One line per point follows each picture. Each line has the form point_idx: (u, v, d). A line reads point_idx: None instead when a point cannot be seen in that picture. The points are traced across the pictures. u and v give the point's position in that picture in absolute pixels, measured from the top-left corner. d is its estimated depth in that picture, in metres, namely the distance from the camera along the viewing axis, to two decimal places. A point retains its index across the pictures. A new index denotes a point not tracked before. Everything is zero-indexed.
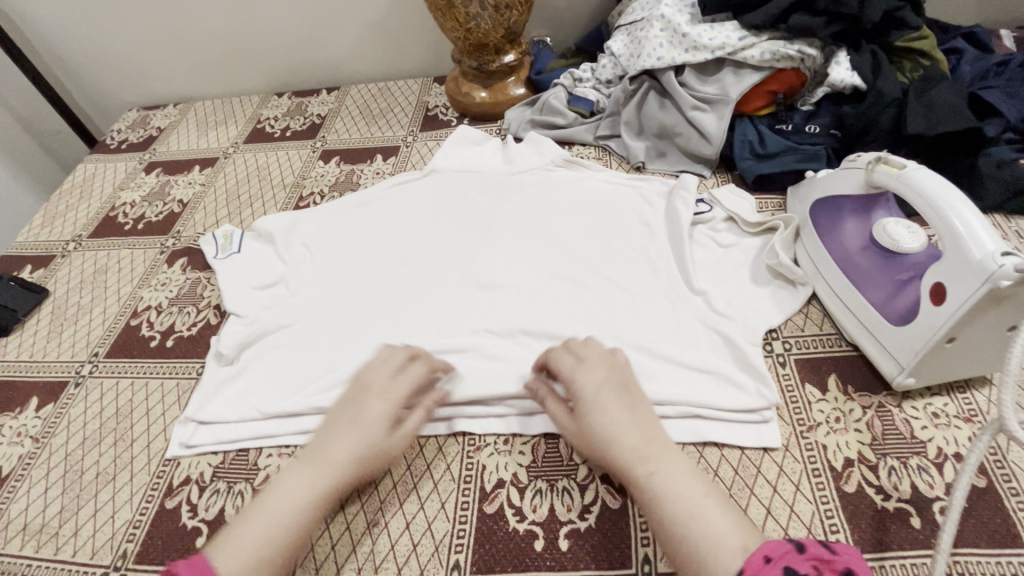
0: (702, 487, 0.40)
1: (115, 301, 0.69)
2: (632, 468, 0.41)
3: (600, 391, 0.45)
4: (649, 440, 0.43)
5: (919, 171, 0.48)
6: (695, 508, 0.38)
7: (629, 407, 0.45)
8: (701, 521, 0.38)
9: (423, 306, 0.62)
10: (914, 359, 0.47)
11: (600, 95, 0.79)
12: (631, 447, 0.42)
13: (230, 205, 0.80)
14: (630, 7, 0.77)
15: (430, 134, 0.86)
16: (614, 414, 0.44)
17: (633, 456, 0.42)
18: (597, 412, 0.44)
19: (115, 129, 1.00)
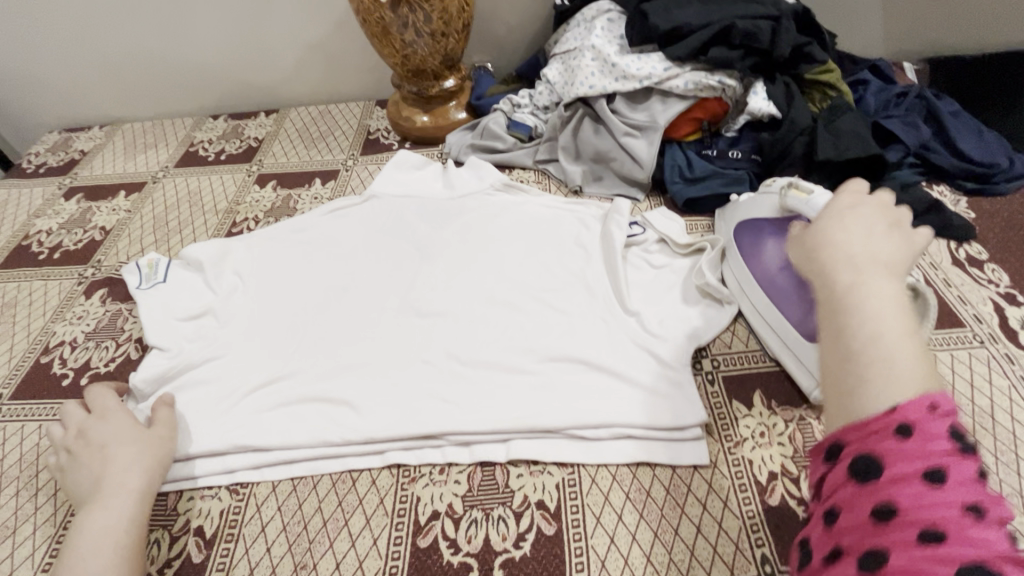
0: (910, 341, 0.30)
1: (24, 336, 0.64)
2: (835, 276, 0.34)
3: (862, 221, 0.37)
4: (865, 270, 0.33)
5: (825, 195, 0.53)
6: (868, 317, 0.31)
7: (877, 238, 0.35)
8: (872, 333, 0.30)
9: (358, 335, 0.60)
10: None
11: (538, 121, 0.81)
12: (847, 252, 0.34)
13: (157, 232, 0.77)
14: (565, 36, 0.79)
15: (370, 157, 0.86)
16: (846, 235, 0.36)
17: (840, 264, 0.34)
18: (841, 245, 0.35)
19: (33, 152, 0.95)
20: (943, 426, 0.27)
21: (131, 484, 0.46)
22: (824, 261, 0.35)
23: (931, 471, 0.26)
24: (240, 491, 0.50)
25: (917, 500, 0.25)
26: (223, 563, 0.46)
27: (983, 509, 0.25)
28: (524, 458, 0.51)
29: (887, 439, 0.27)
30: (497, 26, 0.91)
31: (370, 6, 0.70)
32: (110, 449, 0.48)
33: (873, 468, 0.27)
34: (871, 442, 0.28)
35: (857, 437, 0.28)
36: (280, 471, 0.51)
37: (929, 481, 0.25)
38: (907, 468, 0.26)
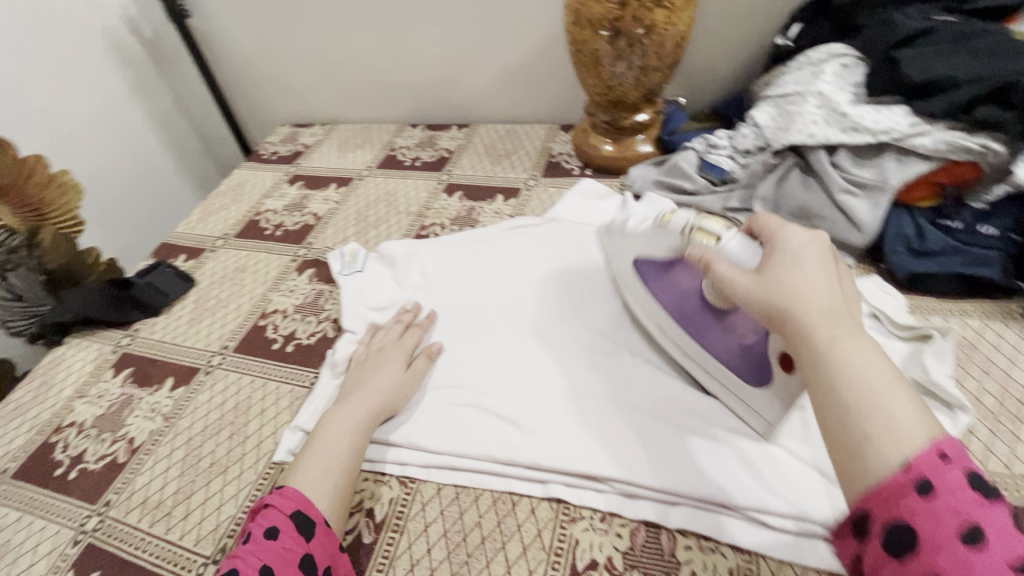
0: (916, 399, 0.32)
1: (248, 299, 0.75)
2: (808, 335, 0.37)
3: (807, 257, 0.41)
4: (851, 323, 0.37)
5: (734, 240, 0.47)
6: (884, 375, 0.33)
7: (824, 279, 0.40)
8: (887, 380, 0.33)
9: (508, 355, 0.61)
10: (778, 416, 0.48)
11: (735, 165, 0.75)
12: (806, 298, 0.38)
13: (358, 225, 0.85)
14: (781, 79, 0.74)
15: (551, 180, 0.88)
16: (802, 269, 0.40)
17: (808, 316, 0.37)
18: (791, 281, 0.40)
19: (269, 141, 1.12)
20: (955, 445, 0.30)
21: (370, 409, 0.54)
22: (801, 308, 0.38)
23: (969, 527, 0.27)
24: (408, 485, 0.53)
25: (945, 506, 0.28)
26: (388, 551, 0.48)
27: None
28: (695, 530, 0.47)
29: (918, 500, 0.29)
30: (699, 62, 0.88)
31: (589, 36, 0.71)
32: (382, 372, 0.58)
33: (913, 538, 0.28)
34: (904, 509, 0.29)
35: (885, 505, 0.30)
36: (444, 474, 0.53)
37: (973, 540, 0.27)
38: (946, 522, 0.27)
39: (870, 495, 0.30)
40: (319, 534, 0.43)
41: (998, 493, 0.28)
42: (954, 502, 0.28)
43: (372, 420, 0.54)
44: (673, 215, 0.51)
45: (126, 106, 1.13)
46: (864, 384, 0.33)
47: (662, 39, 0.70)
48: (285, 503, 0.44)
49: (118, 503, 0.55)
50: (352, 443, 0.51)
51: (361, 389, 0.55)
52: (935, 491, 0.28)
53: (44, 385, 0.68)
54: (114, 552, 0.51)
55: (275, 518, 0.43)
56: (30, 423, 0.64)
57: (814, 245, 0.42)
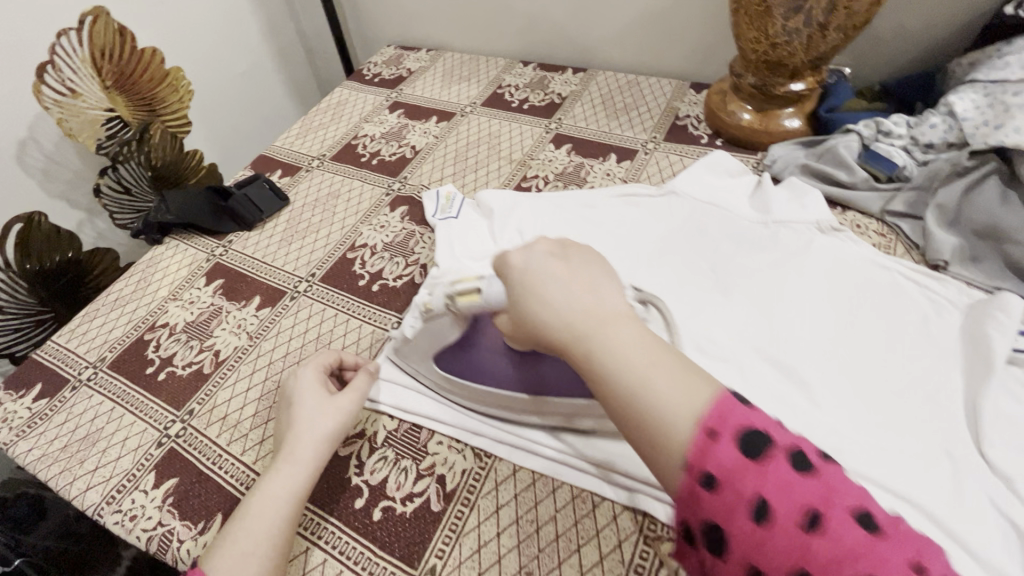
0: (682, 376, 0.31)
1: (339, 229, 0.73)
2: (573, 346, 0.34)
3: (543, 264, 0.38)
4: (612, 315, 0.34)
5: (491, 279, 0.44)
6: (640, 365, 0.32)
7: (588, 273, 0.37)
8: (642, 373, 0.31)
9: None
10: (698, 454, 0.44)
11: (910, 160, 0.63)
12: (553, 313, 0.35)
13: (457, 166, 0.80)
14: (1000, 60, 0.59)
15: (674, 146, 0.77)
16: (551, 281, 0.36)
17: (564, 333, 0.34)
18: (540, 300, 0.36)
19: (373, 61, 1.06)
20: (717, 407, 0.29)
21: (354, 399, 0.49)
22: (561, 327, 0.35)
23: (759, 507, 0.27)
24: (484, 459, 0.50)
25: (739, 485, 0.27)
26: (455, 525, 0.46)
27: (821, 514, 0.26)
28: None
29: (711, 498, 0.28)
30: (882, 27, 0.73)
31: None
32: (304, 390, 0.50)
33: (726, 540, 0.27)
34: (706, 511, 0.28)
35: (695, 512, 0.28)
36: (522, 458, 0.49)
37: (748, 509, 0.27)
38: (739, 515, 0.27)
39: (678, 501, 0.29)
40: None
41: (766, 445, 0.28)
42: (741, 487, 0.27)
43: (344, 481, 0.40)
44: (431, 300, 0.48)
45: (239, 9, 1.11)
46: (632, 379, 0.31)
47: None
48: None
49: (200, 414, 0.55)
50: (319, 454, 0.47)
51: (292, 448, 0.46)
52: (723, 482, 0.28)
53: (143, 282, 0.69)
54: (193, 462, 0.52)
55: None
56: (128, 317, 0.66)
57: (558, 252, 0.39)
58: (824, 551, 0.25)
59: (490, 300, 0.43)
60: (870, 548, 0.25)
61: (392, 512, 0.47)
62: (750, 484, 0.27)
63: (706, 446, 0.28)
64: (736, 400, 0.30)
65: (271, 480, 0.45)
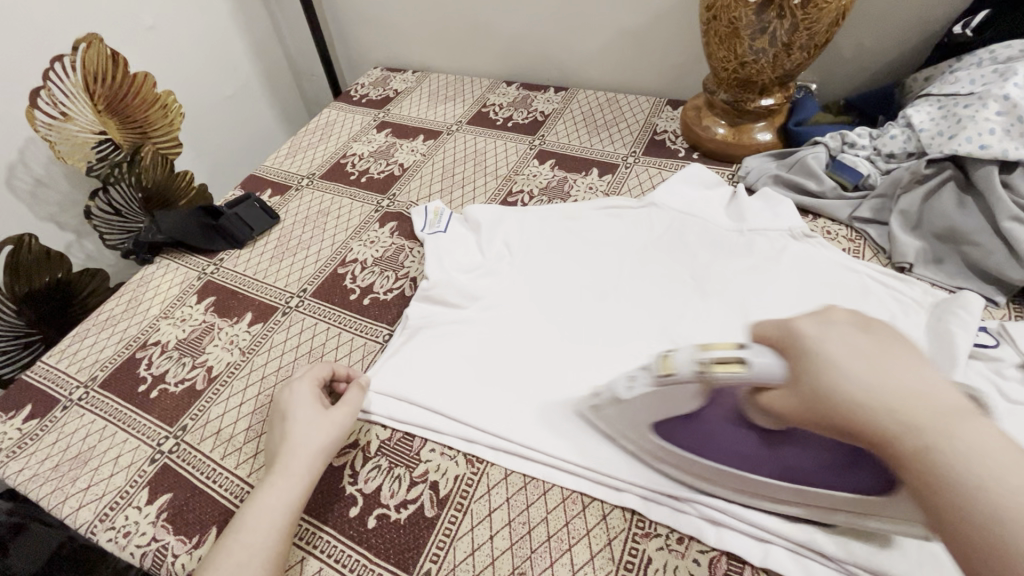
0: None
1: (329, 245, 0.74)
2: (898, 437, 0.29)
3: (846, 338, 0.33)
4: (946, 408, 0.29)
5: (760, 354, 0.35)
6: (989, 448, 0.27)
7: (896, 357, 0.32)
8: (976, 457, 0.27)
9: (570, 347, 0.57)
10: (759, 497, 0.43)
11: (874, 169, 0.67)
12: (922, 404, 0.29)
13: (444, 182, 0.82)
14: (953, 75, 0.63)
15: (653, 160, 0.81)
16: (846, 351, 0.32)
17: (902, 423, 0.29)
18: (837, 372, 0.31)
19: (360, 83, 1.09)
20: None
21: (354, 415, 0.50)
22: (919, 423, 0.29)
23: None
24: (475, 464, 0.51)
25: None
26: (449, 530, 0.47)
27: None
28: (780, 574, 0.42)
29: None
30: (843, 46, 0.77)
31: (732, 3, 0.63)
32: (298, 406, 0.51)
33: None
34: None
35: None
36: (512, 461, 0.51)
37: None
38: None
39: None
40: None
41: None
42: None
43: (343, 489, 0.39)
44: (675, 360, 0.38)
45: (227, 34, 1.13)
46: (980, 473, 0.26)
47: (819, 13, 0.60)
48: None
49: (193, 430, 0.56)
50: (314, 466, 0.47)
51: (287, 460, 0.47)
52: None
53: (134, 301, 0.70)
54: (187, 477, 0.53)
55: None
56: (119, 336, 0.66)
57: (847, 322, 0.35)
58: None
59: (757, 375, 0.34)
60: None
61: (386, 519, 0.48)
62: None
63: None
64: None
65: (266, 493, 0.45)
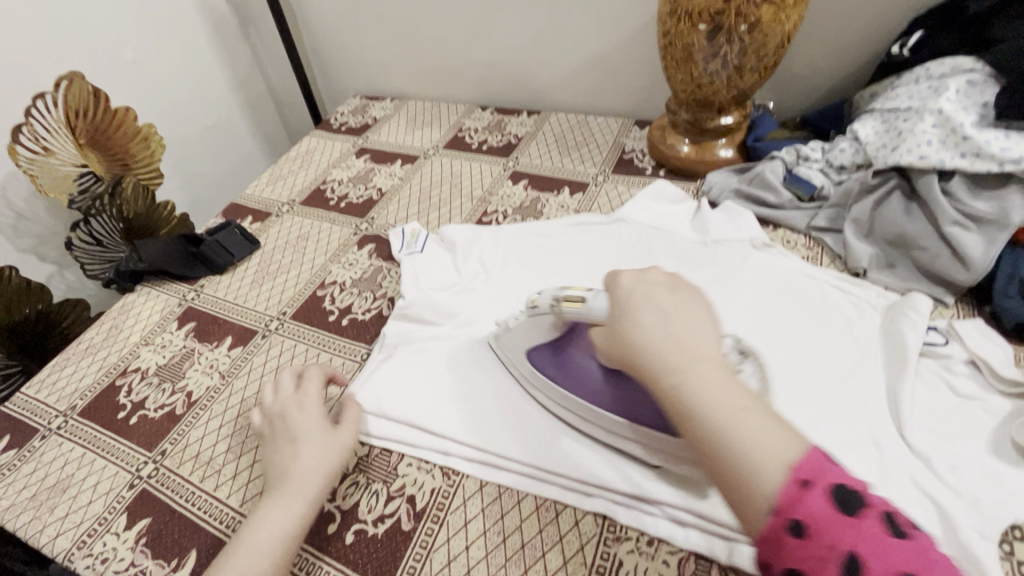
0: (767, 425, 0.33)
1: (308, 268, 0.76)
2: (661, 377, 0.37)
3: (655, 301, 0.41)
4: (705, 359, 0.37)
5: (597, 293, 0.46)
6: (732, 402, 0.34)
7: (686, 313, 0.40)
8: (734, 412, 0.34)
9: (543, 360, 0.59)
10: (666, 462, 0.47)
11: (827, 181, 0.70)
12: (689, 354, 0.37)
13: (421, 204, 0.85)
14: (893, 91, 0.67)
15: (622, 178, 0.84)
16: (652, 313, 0.40)
17: (666, 366, 0.37)
18: (636, 329, 0.39)
19: (340, 111, 1.12)
20: (820, 501, 0.29)
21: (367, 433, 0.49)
22: (667, 368, 0.37)
23: (850, 563, 0.28)
24: (452, 476, 0.52)
25: (839, 546, 0.28)
26: (426, 542, 0.48)
27: None
28: (745, 570, 0.43)
29: (799, 546, 0.29)
30: (795, 67, 0.82)
31: (685, 30, 0.66)
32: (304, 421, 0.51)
33: None
34: (793, 559, 0.29)
35: (781, 555, 0.29)
36: (487, 473, 0.52)
37: (839, 562, 0.28)
38: (830, 564, 0.28)
39: (761, 544, 0.30)
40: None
41: (860, 504, 0.29)
42: (834, 539, 0.28)
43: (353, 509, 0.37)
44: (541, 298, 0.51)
45: (209, 68, 1.16)
46: (723, 420, 0.33)
47: (765, 38, 0.65)
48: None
49: (172, 454, 0.56)
50: (319, 489, 0.47)
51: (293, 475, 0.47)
52: (811, 531, 0.29)
53: (115, 329, 0.71)
54: (166, 501, 0.53)
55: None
56: (98, 364, 0.67)
57: (660, 285, 0.42)
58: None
59: (591, 311, 0.45)
60: None
61: (364, 534, 0.49)
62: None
63: (823, 552, 0.28)
64: (829, 461, 0.32)
65: (273, 510, 0.45)
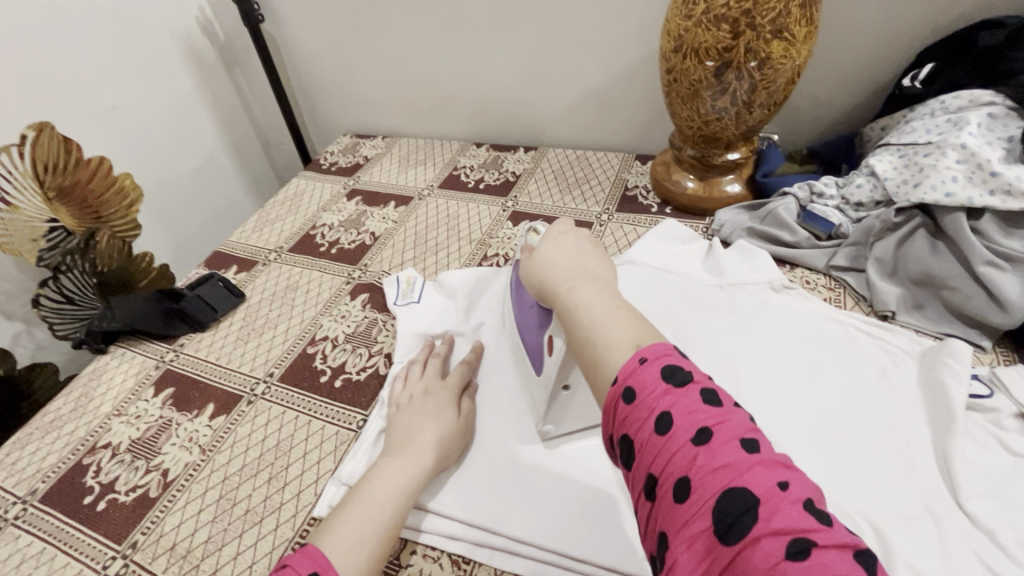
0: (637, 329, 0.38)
1: (297, 323, 0.71)
2: (559, 288, 0.45)
3: (577, 241, 0.50)
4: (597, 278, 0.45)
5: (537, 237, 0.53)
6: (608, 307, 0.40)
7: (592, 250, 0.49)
8: (606, 313, 0.40)
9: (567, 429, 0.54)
10: (544, 408, 0.51)
11: (845, 218, 0.67)
12: (575, 271, 0.46)
13: (417, 249, 0.80)
14: (909, 125, 0.65)
15: (627, 216, 0.80)
16: (568, 250, 0.49)
17: (563, 279, 0.45)
18: (551, 262, 0.47)
19: (329, 150, 1.09)
20: (653, 373, 0.33)
21: (376, 516, 0.44)
22: (562, 279, 0.45)
23: (660, 420, 0.31)
24: (462, 565, 0.47)
25: (675, 418, 0.31)
26: None
27: (710, 432, 0.30)
28: None
29: (627, 410, 0.32)
30: (800, 99, 0.80)
31: (693, 67, 0.64)
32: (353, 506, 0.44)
33: (633, 447, 0.32)
34: (625, 423, 0.32)
35: (617, 423, 0.33)
36: (503, 561, 0.46)
37: (656, 421, 0.31)
38: (647, 421, 0.31)
39: (606, 414, 0.34)
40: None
41: (685, 378, 0.32)
42: (651, 402, 0.32)
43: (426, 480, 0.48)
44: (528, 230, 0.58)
45: (193, 109, 1.12)
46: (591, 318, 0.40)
47: (776, 74, 0.62)
48: (302, 562, 0.38)
49: (145, 547, 0.50)
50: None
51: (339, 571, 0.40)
52: (638, 396, 0.32)
53: (84, 398, 0.65)
54: None
55: None
56: (65, 439, 0.60)
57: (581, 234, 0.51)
58: (706, 460, 0.29)
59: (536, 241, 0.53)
60: (750, 463, 0.28)
61: None
62: (675, 455, 0.30)
63: (641, 412, 0.32)
64: (677, 353, 0.34)
65: None
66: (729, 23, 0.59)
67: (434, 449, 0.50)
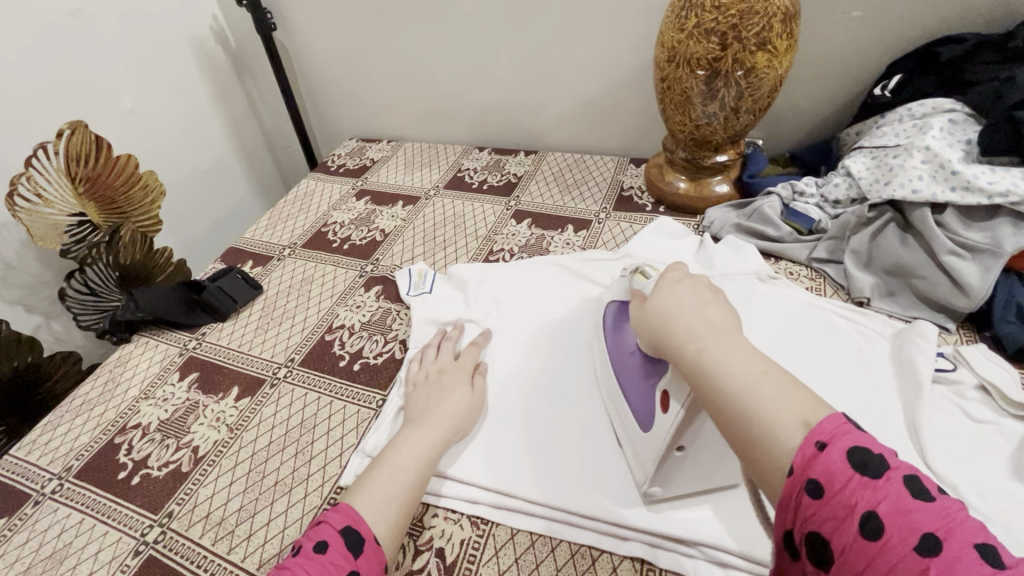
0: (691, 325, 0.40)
1: (315, 313, 0.75)
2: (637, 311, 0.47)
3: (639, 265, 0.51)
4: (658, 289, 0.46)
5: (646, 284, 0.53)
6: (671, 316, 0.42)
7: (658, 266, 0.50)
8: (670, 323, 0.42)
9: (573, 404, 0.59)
10: (653, 470, 0.46)
11: (824, 215, 0.73)
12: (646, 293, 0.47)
13: (426, 245, 0.85)
14: (880, 130, 0.71)
15: (624, 214, 0.86)
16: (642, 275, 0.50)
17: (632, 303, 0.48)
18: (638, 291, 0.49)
19: (336, 154, 1.13)
20: (838, 458, 0.28)
21: (404, 478, 0.48)
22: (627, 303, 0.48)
23: (867, 521, 0.27)
24: (480, 526, 0.51)
25: (883, 517, 0.26)
26: None
27: (938, 540, 0.25)
28: None
29: (815, 505, 0.28)
30: (782, 106, 0.86)
31: (685, 75, 0.70)
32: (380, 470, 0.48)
33: (830, 552, 0.27)
34: (812, 520, 0.28)
35: (798, 518, 0.29)
36: (518, 520, 0.50)
37: (859, 522, 0.27)
38: (848, 523, 0.27)
39: (780, 503, 0.30)
40: (369, 551, 0.41)
41: (881, 466, 0.28)
42: (848, 497, 0.27)
43: (445, 448, 0.52)
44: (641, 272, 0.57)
45: (203, 113, 1.16)
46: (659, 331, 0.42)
47: (760, 82, 0.68)
48: (336, 518, 0.42)
49: (180, 516, 0.53)
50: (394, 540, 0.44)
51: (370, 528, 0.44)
52: (828, 489, 0.28)
53: (111, 383, 0.68)
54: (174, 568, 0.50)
55: (326, 535, 0.41)
56: (95, 421, 0.63)
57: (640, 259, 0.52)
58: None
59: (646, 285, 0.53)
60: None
61: None
62: (898, 566, 0.25)
63: (835, 511, 0.27)
64: (853, 425, 0.30)
65: None
66: (718, 36, 0.65)
67: (454, 422, 0.54)
